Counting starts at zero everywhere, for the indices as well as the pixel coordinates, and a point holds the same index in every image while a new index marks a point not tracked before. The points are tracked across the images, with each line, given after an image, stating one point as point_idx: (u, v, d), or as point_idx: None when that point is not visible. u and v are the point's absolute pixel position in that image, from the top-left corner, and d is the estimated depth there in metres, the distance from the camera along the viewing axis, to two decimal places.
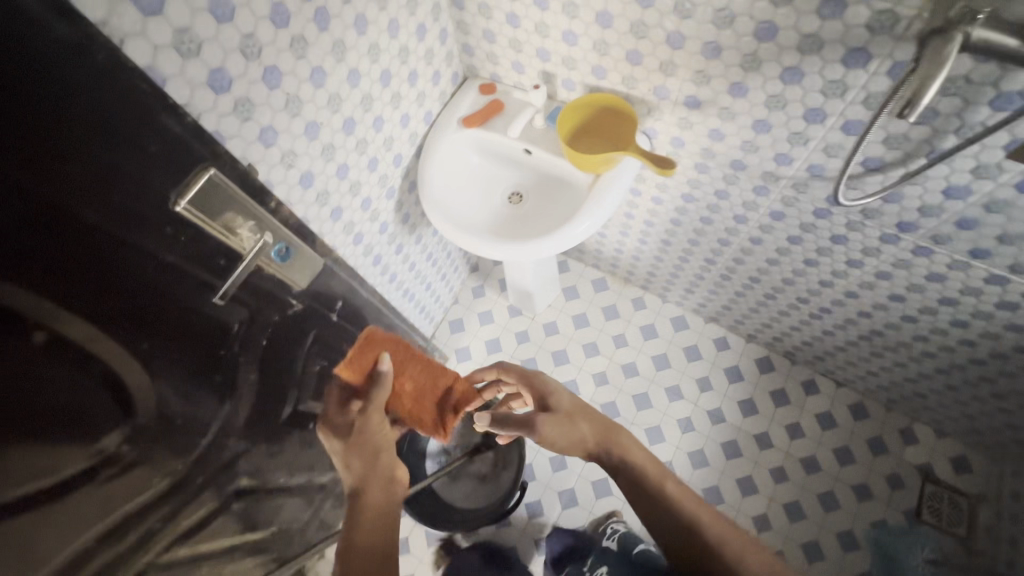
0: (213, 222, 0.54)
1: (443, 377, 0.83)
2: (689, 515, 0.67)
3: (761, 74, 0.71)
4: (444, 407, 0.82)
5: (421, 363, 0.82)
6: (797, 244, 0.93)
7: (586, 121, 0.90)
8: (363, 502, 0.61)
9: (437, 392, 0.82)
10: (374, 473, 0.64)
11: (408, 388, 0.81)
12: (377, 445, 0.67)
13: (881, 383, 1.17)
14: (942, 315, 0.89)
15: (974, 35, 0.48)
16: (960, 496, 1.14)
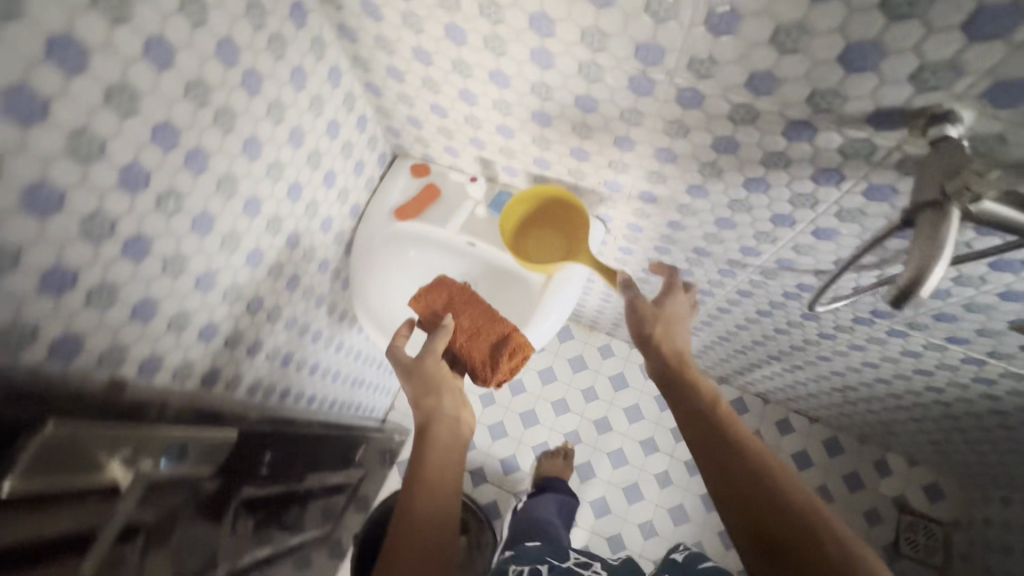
0: (68, 478, 0.44)
1: (498, 321, 0.82)
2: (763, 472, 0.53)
3: (721, 181, 0.63)
4: (498, 347, 0.80)
5: (480, 306, 0.83)
6: (766, 315, 0.94)
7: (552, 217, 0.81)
8: (432, 441, 0.67)
9: (493, 333, 0.81)
10: (442, 412, 0.71)
11: (464, 326, 0.82)
12: (438, 383, 0.74)
13: (853, 420, 1.31)
14: (905, 363, 0.90)
15: (978, 208, 0.37)
16: (935, 524, 1.30)
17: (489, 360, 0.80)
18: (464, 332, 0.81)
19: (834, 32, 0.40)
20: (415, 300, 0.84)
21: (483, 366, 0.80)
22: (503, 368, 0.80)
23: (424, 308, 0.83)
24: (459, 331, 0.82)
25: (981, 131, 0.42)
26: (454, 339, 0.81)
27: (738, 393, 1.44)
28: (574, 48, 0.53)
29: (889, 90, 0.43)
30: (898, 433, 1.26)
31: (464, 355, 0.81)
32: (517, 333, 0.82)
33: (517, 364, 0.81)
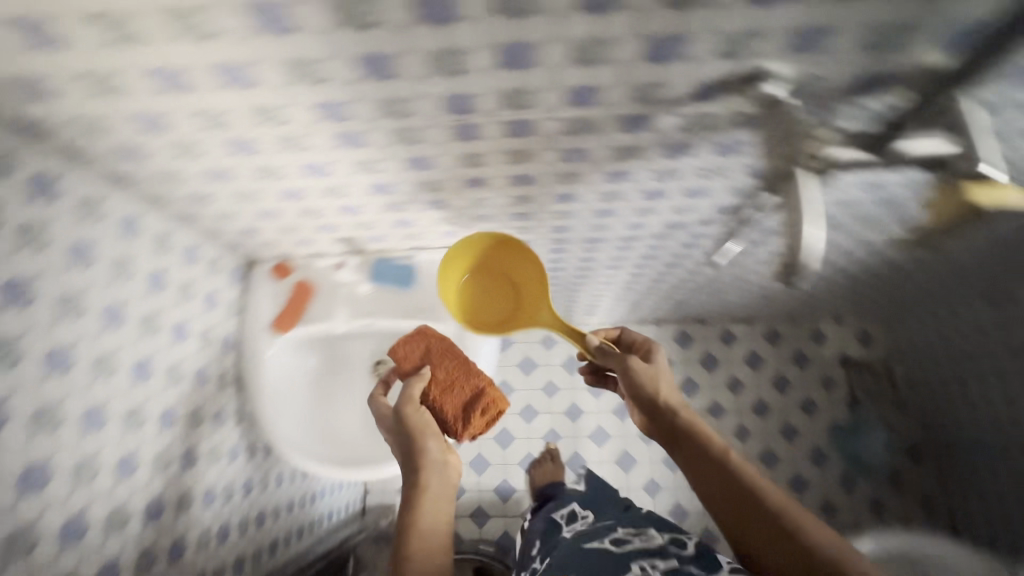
0: None
1: (474, 374, 0.70)
2: (760, 514, 0.57)
3: (584, 184, 0.61)
4: (474, 399, 0.69)
5: (456, 355, 0.71)
6: (675, 265, 0.96)
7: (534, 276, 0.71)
8: (422, 508, 0.61)
9: (467, 385, 0.70)
10: (428, 460, 0.64)
11: (437, 380, 0.70)
12: (422, 432, 0.65)
13: (780, 309, 1.40)
14: None
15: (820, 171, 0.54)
16: (877, 363, 1.37)
17: (461, 416, 0.68)
18: (438, 386, 0.69)
19: (627, 35, 0.37)
20: (392, 348, 0.73)
21: (454, 422, 0.69)
22: (476, 425, 0.69)
23: (400, 360, 0.72)
24: (434, 383, 0.70)
25: (797, 73, 0.41)
26: (425, 395, 0.70)
27: (679, 327, 1.49)
28: (380, 120, 0.47)
29: (702, 69, 0.41)
30: (820, 306, 1.37)
31: (436, 410, 0.69)
32: (493, 387, 0.71)
33: (494, 417, 0.70)
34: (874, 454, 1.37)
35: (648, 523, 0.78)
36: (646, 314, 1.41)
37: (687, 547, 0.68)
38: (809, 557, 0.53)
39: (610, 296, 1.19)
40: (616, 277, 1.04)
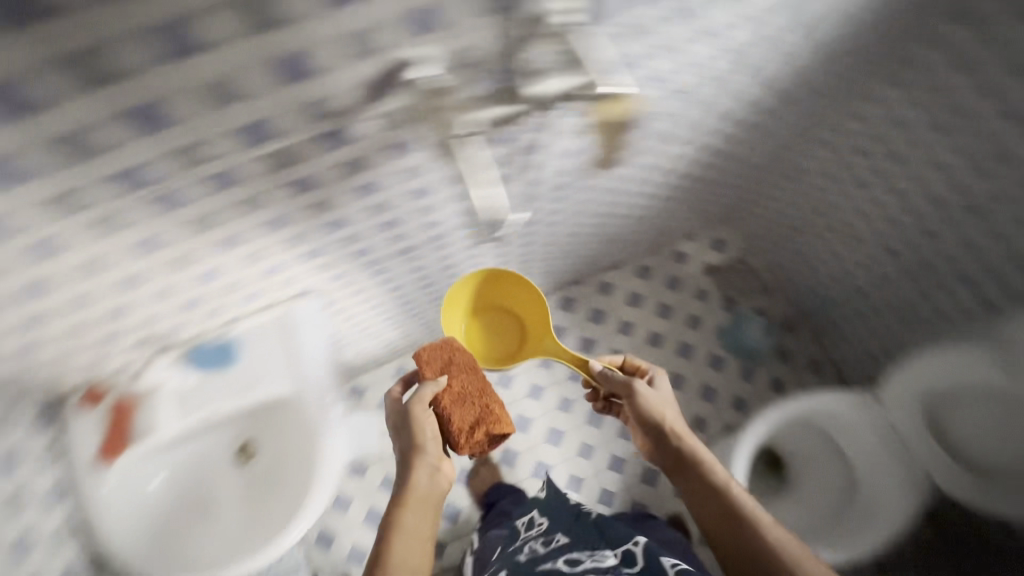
0: None
1: (484, 395, 0.88)
2: (748, 525, 0.74)
3: (341, 206, 0.61)
4: (479, 415, 0.87)
5: (473, 372, 0.89)
6: (505, 245, 0.99)
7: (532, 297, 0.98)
8: (409, 500, 0.79)
9: (475, 401, 0.88)
10: (423, 464, 0.82)
11: (453, 391, 0.87)
12: (425, 436, 0.83)
13: (638, 246, 1.49)
14: (616, 199, 1.03)
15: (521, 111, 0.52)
16: (739, 263, 1.57)
17: (463, 428, 0.86)
18: (451, 394, 0.86)
19: (249, 64, 0.38)
20: (420, 353, 0.89)
21: (457, 431, 0.85)
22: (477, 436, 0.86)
23: (427, 364, 0.89)
24: (449, 390, 0.87)
25: (442, 52, 0.43)
26: (440, 401, 0.86)
27: (560, 295, 1.54)
28: (65, 219, 0.45)
29: (352, 72, 0.42)
30: (668, 230, 1.47)
31: (445, 416, 0.86)
32: (495, 409, 0.88)
33: (490, 432, 0.87)
34: (760, 342, 1.49)
35: (591, 533, 0.96)
36: None
37: (636, 562, 0.85)
38: (770, 559, 0.70)
39: None
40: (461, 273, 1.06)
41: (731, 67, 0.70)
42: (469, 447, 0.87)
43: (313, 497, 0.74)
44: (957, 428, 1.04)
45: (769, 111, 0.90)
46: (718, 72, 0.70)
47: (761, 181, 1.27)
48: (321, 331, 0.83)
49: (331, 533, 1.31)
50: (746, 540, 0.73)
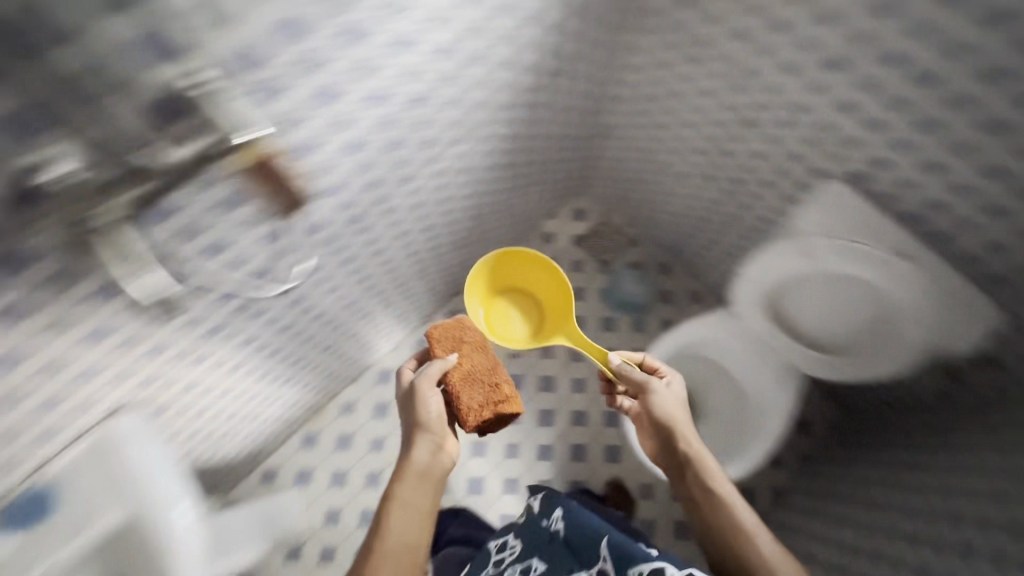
0: None
1: (493, 373, 1.04)
2: (732, 528, 0.84)
3: (85, 320, 0.58)
4: (486, 395, 1.01)
5: (479, 353, 1.05)
6: (338, 287, 0.98)
7: (555, 290, 1.17)
8: (410, 471, 0.89)
9: (481, 378, 1.02)
10: (427, 441, 0.92)
11: (463, 369, 1.01)
12: (433, 415, 0.95)
13: (502, 241, 1.52)
14: (436, 211, 1.03)
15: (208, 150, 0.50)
16: (602, 227, 1.64)
17: (474, 406, 0.99)
18: (461, 370, 1.01)
19: None
20: (432, 331, 1.06)
21: (465, 406, 0.98)
22: (481, 412, 0.99)
23: (438, 341, 1.05)
24: (459, 367, 1.01)
25: (62, 142, 0.43)
26: (450, 377, 1.00)
27: (445, 310, 1.54)
28: None
29: None
30: (524, 217, 1.51)
31: (456, 390, 0.99)
32: (503, 388, 1.03)
33: (493, 406, 1.01)
34: (641, 293, 1.56)
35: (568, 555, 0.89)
36: (405, 323, 1.44)
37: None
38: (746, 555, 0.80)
39: (341, 338, 1.19)
40: (310, 328, 1.04)
41: (454, 63, 0.72)
42: (475, 420, 0.99)
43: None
44: (803, 320, 1.08)
45: (535, 89, 0.94)
46: (443, 71, 0.71)
47: (596, 139, 1.37)
48: (153, 447, 0.77)
49: None
50: (727, 538, 0.83)
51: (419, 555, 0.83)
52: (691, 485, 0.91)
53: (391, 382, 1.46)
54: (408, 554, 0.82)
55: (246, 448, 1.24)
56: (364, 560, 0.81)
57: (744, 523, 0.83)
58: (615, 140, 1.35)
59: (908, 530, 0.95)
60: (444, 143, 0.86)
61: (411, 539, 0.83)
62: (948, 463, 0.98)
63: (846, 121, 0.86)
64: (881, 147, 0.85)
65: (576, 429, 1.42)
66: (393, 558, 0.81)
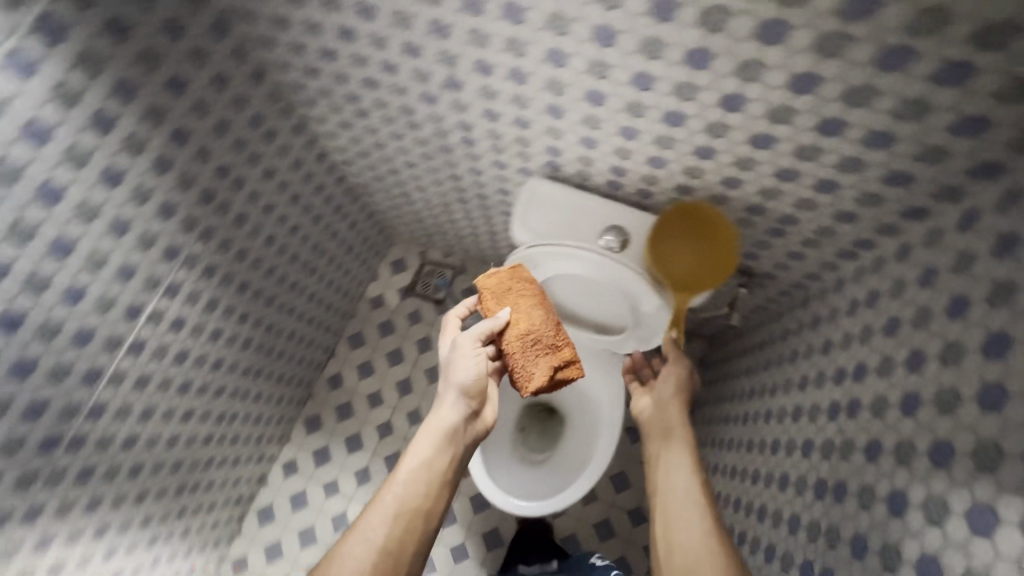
0: None
1: (560, 335, 0.86)
2: (687, 517, 0.67)
3: None
4: (548, 360, 0.84)
5: (541, 310, 0.85)
6: (99, 494, 0.90)
7: (680, 242, 0.82)
8: (430, 432, 0.79)
9: (543, 339, 0.85)
10: (455, 402, 0.81)
11: (520, 330, 0.84)
12: (480, 385, 0.83)
13: (326, 330, 1.46)
14: (178, 368, 0.96)
15: None
16: (422, 268, 1.60)
17: (533, 374, 0.83)
18: (515, 331, 0.83)
19: None
20: (484, 281, 0.87)
21: (523, 371, 0.83)
22: (541, 380, 0.83)
23: (489, 295, 0.87)
24: (514, 327, 0.84)
25: None
26: (503, 337, 0.84)
27: (302, 419, 1.47)
28: None
29: None
30: (335, 298, 1.45)
31: (511, 356, 0.83)
32: (568, 351, 0.86)
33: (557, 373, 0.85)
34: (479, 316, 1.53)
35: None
36: (259, 457, 1.36)
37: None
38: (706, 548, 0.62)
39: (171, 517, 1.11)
40: (106, 543, 0.95)
41: (30, 264, 0.64)
42: (536, 390, 0.84)
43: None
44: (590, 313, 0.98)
45: (203, 216, 0.87)
46: (25, 276, 0.64)
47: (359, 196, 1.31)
48: None
49: None
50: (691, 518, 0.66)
51: (427, 519, 0.73)
52: (670, 461, 0.75)
53: (274, 517, 1.39)
54: (421, 520, 0.73)
55: None
56: (371, 508, 0.72)
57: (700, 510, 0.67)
58: (376, 194, 1.30)
59: (747, 471, 0.93)
60: (110, 323, 0.79)
61: (427, 504, 0.74)
62: (759, 385, 0.99)
63: (501, 126, 0.83)
64: (542, 138, 0.82)
65: (469, 479, 1.38)
66: (402, 517, 0.72)
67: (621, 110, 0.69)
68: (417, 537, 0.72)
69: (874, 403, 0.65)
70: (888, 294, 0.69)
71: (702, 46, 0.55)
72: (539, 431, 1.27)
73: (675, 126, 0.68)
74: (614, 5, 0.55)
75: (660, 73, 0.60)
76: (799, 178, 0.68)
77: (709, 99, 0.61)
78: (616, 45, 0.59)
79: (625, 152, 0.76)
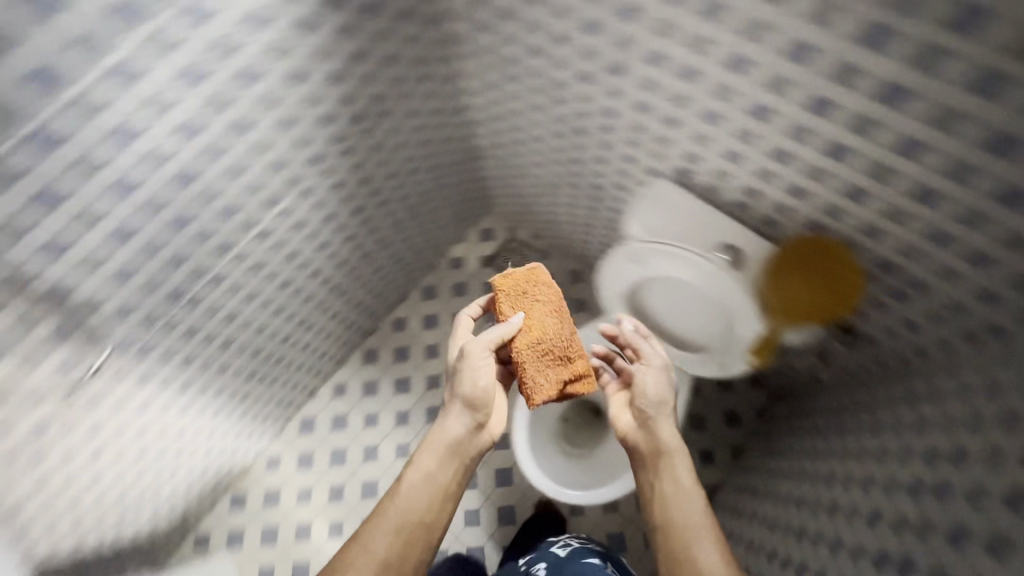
0: None
1: (570, 350, 0.94)
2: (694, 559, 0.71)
3: None
4: (556, 371, 0.93)
5: (555, 321, 0.93)
6: (193, 354, 0.99)
7: (796, 279, 0.81)
8: (435, 449, 0.88)
9: (553, 349, 0.93)
10: (461, 419, 0.90)
11: (532, 338, 0.91)
12: (486, 400, 0.90)
13: (406, 274, 1.53)
14: (286, 266, 1.04)
15: None
16: (508, 243, 1.64)
17: (540, 384, 0.92)
18: (529, 338, 0.91)
19: None
20: (502, 283, 0.94)
21: (531, 381, 0.91)
22: (549, 390, 0.92)
23: (506, 298, 0.94)
24: (527, 334, 0.91)
25: None
26: (516, 343, 0.91)
27: (362, 349, 1.55)
28: None
29: None
30: (423, 247, 1.51)
31: (521, 363, 0.91)
32: (576, 366, 0.95)
33: (562, 384, 0.93)
34: None
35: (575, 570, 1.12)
36: (317, 371, 1.45)
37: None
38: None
39: (235, 396, 1.21)
40: (184, 398, 1.05)
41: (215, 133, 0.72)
42: (541, 398, 0.92)
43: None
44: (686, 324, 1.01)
45: (350, 134, 0.94)
46: (207, 140, 0.73)
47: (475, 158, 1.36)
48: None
49: None
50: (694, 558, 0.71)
51: (428, 532, 0.83)
52: (666, 489, 0.79)
53: (314, 430, 1.47)
54: (422, 532, 0.83)
55: (164, 519, 1.24)
56: (375, 523, 0.82)
57: (709, 551, 0.72)
58: (491, 162, 1.34)
59: (794, 528, 0.91)
60: (251, 206, 0.87)
61: (429, 516, 0.84)
62: (826, 448, 0.97)
63: (649, 120, 0.85)
64: (687, 142, 0.83)
65: (499, 453, 1.41)
66: (403, 531, 0.81)
67: (785, 131, 0.68)
68: (418, 548, 0.81)
69: (969, 490, 0.62)
70: (997, 384, 0.66)
71: (902, 83, 0.54)
72: (579, 426, 1.26)
73: (837, 159, 0.67)
74: (822, 23, 0.55)
75: (843, 101, 0.60)
76: (952, 245, 0.66)
77: (886, 139, 0.60)
78: (808, 64, 0.59)
79: (769, 176, 0.76)
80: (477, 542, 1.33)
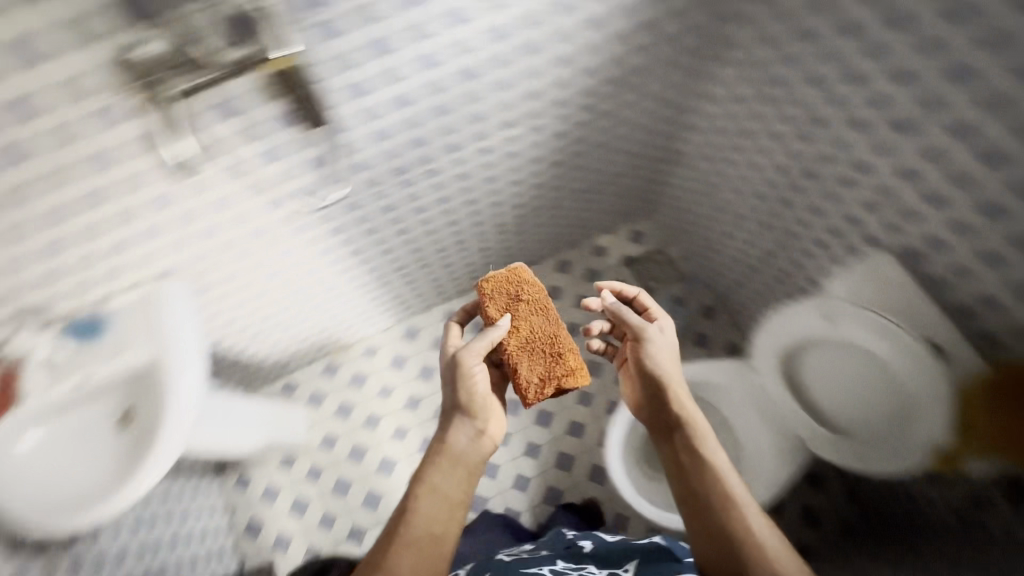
0: None
1: (560, 349, 0.96)
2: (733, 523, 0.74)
3: (156, 186, 0.73)
4: (547, 366, 0.95)
5: (540, 318, 0.97)
6: (379, 228, 1.09)
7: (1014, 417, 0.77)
8: (437, 461, 0.85)
9: (542, 345, 0.96)
10: (463, 428, 0.89)
11: (519, 339, 0.95)
12: (485, 407, 0.91)
13: (553, 242, 1.57)
14: (482, 187, 1.11)
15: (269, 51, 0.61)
16: (654, 253, 1.63)
17: (534, 380, 0.94)
18: (516, 339, 0.95)
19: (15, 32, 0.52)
20: (485, 287, 0.99)
21: (524, 376, 0.94)
22: (544, 385, 0.94)
23: (492, 301, 0.99)
24: (515, 335, 0.96)
25: (185, 31, 0.56)
26: (506, 344, 0.95)
27: None
28: None
29: (96, 46, 0.55)
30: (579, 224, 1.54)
31: (514, 363, 0.95)
32: (570, 363, 0.96)
33: (558, 382, 0.95)
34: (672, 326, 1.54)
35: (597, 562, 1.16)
36: (441, 291, 1.53)
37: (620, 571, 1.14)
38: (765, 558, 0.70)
39: (380, 280, 1.31)
40: (350, 261, 1.16)
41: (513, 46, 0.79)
42: (536, 395, 0.95)
43: (161, 448, 0.76)
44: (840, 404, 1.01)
45: (599, 93, 0.99)
46: (502, 49, 0.80)
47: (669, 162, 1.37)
48: (184, 301, 0.86)
49: (259, 519, 1.39)
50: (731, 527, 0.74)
51: (442, 542, 0.77)
52: (690, 464, 0.83)
53: (415, 340, 1.57)
54: (434, 544, 0.77)
55: (275, 355, 1.38)
56: (382, 551, 0.75)
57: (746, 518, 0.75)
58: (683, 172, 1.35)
59: None
60: (494, 122, 0.93)
61: (440, 527, 0.78)
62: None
63: (906, 189, 0.81)
64: (941, 224, 0.78)
65: (568, 439, 1.42)
66: (412, 547, 0.75)
67: None
68: (434, 559, 0.75)
69: None
70: None
71: None
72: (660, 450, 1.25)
73: None
74: None
75: None
76: None
77: None
78: None
79: None
80: (518, 506, 1.36)
